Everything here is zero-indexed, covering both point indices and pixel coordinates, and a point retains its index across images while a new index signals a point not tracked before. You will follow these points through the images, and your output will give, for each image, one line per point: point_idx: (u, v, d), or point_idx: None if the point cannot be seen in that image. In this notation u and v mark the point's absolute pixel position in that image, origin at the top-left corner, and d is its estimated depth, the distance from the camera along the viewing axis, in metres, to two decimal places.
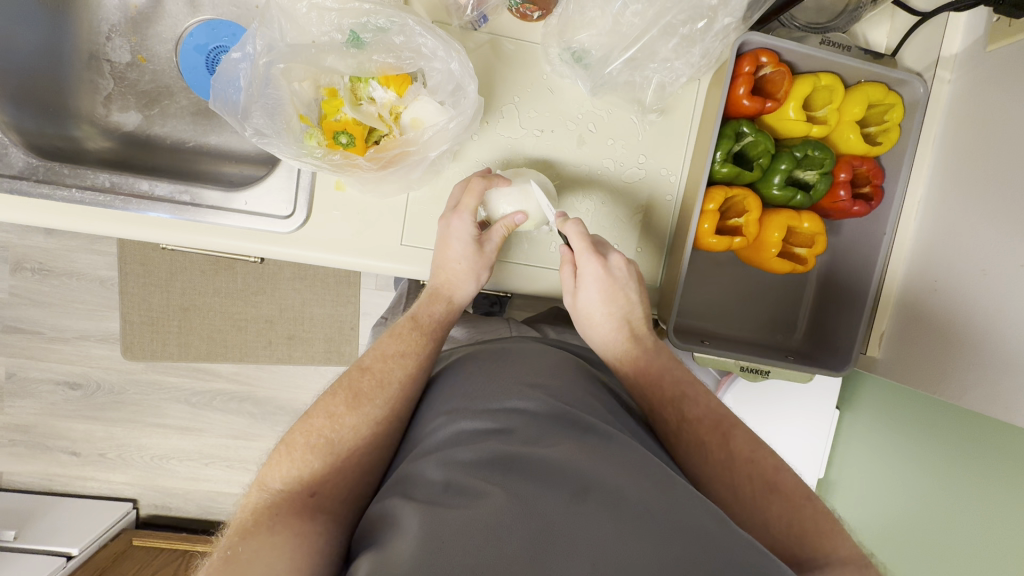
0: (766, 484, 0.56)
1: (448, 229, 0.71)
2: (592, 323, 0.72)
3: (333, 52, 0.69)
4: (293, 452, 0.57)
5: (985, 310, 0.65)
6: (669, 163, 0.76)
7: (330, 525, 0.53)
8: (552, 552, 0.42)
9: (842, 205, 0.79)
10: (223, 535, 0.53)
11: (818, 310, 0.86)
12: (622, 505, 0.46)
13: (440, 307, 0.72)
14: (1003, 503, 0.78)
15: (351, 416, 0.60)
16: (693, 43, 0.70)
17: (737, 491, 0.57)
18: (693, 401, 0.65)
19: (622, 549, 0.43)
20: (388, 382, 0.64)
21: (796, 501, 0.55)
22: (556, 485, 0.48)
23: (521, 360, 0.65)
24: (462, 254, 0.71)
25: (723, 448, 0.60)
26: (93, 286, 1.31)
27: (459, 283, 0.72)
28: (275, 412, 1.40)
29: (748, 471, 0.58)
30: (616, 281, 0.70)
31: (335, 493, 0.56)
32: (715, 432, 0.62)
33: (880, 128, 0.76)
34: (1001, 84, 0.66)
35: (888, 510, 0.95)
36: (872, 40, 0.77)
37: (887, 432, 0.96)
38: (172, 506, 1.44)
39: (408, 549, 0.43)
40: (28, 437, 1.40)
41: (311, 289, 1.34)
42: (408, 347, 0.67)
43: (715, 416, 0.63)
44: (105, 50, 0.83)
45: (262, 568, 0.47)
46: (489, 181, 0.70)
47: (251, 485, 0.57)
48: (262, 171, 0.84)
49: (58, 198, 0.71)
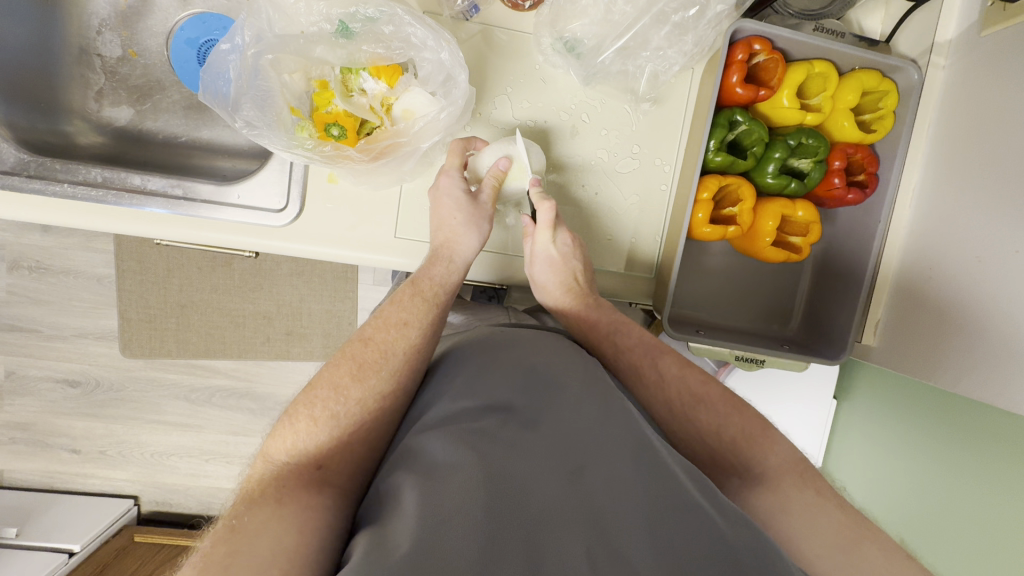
0: (692, 397, 0.65)
1: (438, 191, 0.71)
2: (544, 289, 0.73)
3: (322, 43, 0.69)
4: (298, 425, 0.57)
5: (981, 297, 0.65)
6: (663, 152, 0.76)
7: (337, 498, 0.53)
8: (550, 529, 0.44)
9: (837, 192, 0.78)
10: (227, 507, 0.53)
11: (814, 299, 0.85)
12: (618, 483, 0.47)
13: (440, 268, 0.69)
14: (1006, 491, 0.78)
15: (355, 388, 0.59)
16: (685, 31, 0.69)
17: (670, 403, 0.65)
18: (627, 333, 0.71)
19: (615, 524, 0.45)
20: (392, 353, 0.63)
21: (724, 412, 0.63)
22: (552, 463, 0.48)
23: (521, 340, 0.64)
24: (457, 207, 0.70)
25: (652, 368, 0.68)
26: (91, 283, 1.31)
27: (457, 238, 0.69)
28: (275, 408, 1.41)
29: (677, 385, 0.66)
30: (566, 258, 0.71)
31: (341, 467, 0.56)
32: (646, 358, 0.69)
33: (875, 115, 0.76)
34: (995, 70, 0.66)
35: (896, 498, 0.93)
36: (867, 27, 0.77)
37: (887, 420, 0.96)
38: (172, 502, 1.45)
39: (407, 528, 0.43)
40: (28, 435, 1.40)
41: (309, 285, 1.34)
42: (410, 317, 0.66)
43: (646, 342, 0.70)
44: (96, 45, 0.83)
45: (268, 539, 0.47)
46: (467, 143, 0.73)
47: (256, 457, 0.57)
48: (255, 165, 0.84)
49: (51, 192, 0.70)
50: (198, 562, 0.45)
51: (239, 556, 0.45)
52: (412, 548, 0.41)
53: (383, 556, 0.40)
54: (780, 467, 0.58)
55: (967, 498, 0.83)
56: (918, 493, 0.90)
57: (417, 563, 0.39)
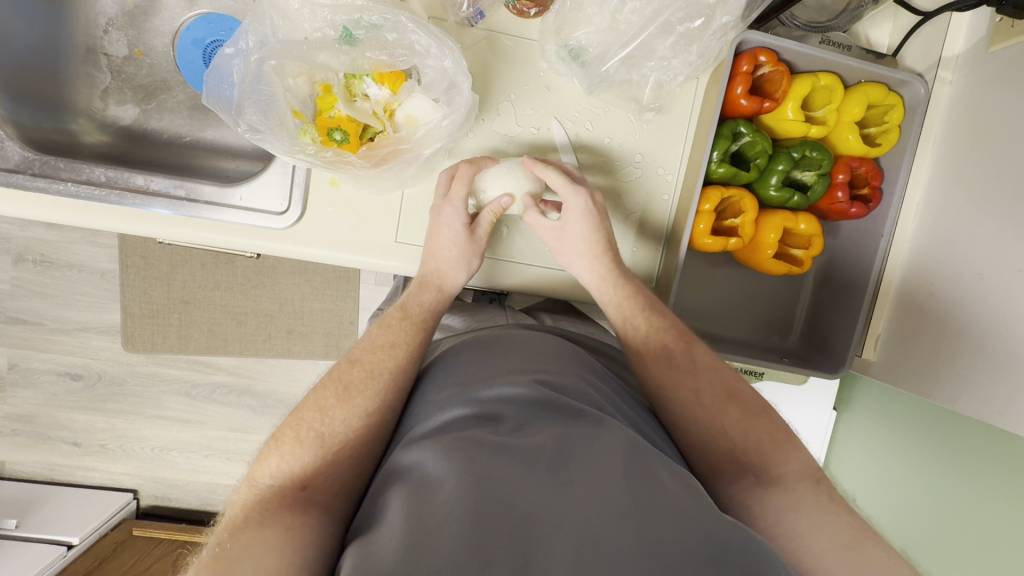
0: (724, 392, 0.64)
1: (439, 216, 0.70)
2: (578, 254, 0.71)
3: (326, 49, 0.68)
4: (282, 447, 0.57)
5: (984, 315, 0.65)
6: (665, 162, 0.75)
7: (321, 518, 0.52)
8: (539, 537, 0.43)
9: (840, 206, 0.78)
10: (213, 533, 0.53)
11: (816, 311, 0.85)
12: (607, 494, 0.47)
13: (429, 295, 0.70)
14: (1002, 510, 0.77)
15: (340, 408, 0.59)
16: (690, 42, 0.69)
17: (699, 393, 0.64)
18: (663, 315, 0.69)
19: (603, 525, 0.44)
20: (379, 372, 0.63)
21: (752, 414, 0.62)
22: (541, 472, 0.48)
23: (518, 348, 0.65)
24: (453, 241, 0.70)
25: (685, 352, 0.66)
26: (94, 278, 1.31)
27: (449, 271, 0.70)
28: (274, 406, 1.41)
29: (709, 378, 0.65)
30: (600, 214, 0.71)
31: (327, 486, 0.55)
32: (680, 343, 0.67)
33: (881, 128, 0.75)
34: (1002, 87, 0.66)
35: (904, 511, 0.91)
36: (874, 40, 0.77)
37: (892, 430, 0.94)
38: (171, 497, 1.46)
39: (392, 541, 0.44)
40: (29, 427, 1.41)
41: (311, 284, 1.34)
42: (398, 338, 0.66)
43: (680, 327, 0.68)
44: (102, 44, 0.83)
45: (251, 565, 0.47)
46: (477, 167, 0.71)
47: (242, 482, 0.57)
48: (258, 166, 0.84)
49: (54, 191, 0.71)
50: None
51: None
52: (395, 563, 0.41)
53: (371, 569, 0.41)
54: (800, 473, 0.58)
55: (967, 500, 0.81)
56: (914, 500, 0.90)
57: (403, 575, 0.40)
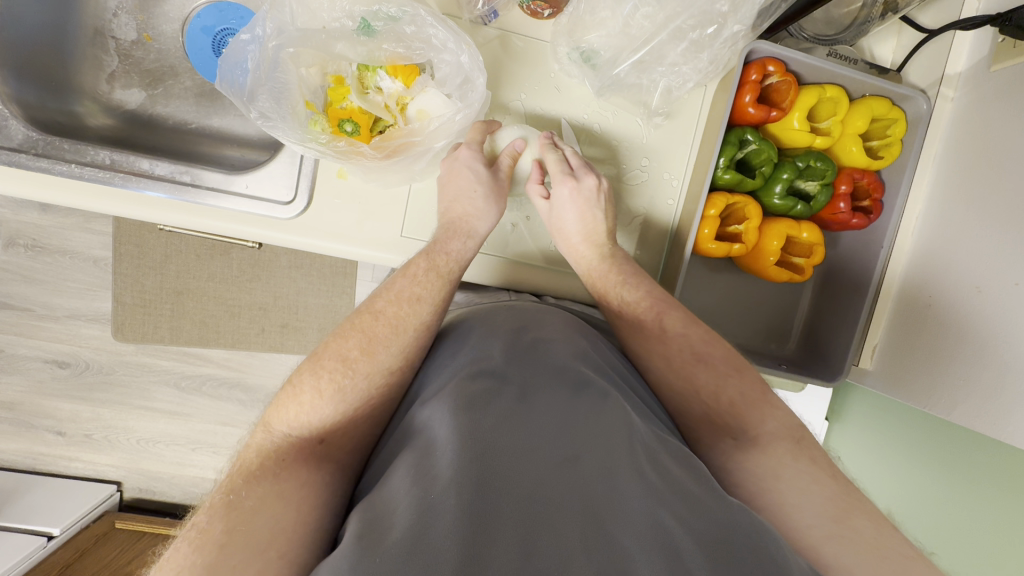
0: (694, 353, 0.64)
1: (455, 161, 0.70)
2: (566, 237, 0.71)
3: (343, 40, 0.69)
4: (302, 397, 0.57)
5: (985, 328, 0.65)
6: (671, 167, 0.76)
7: (334, 475, 0.55)
8: (542, 513, 0.43)
9: (842, 216, 0.80)
10: (226, 472, 0.54)
11: (814, 319, 0.86)
12: (613, 474, 0.47)
13: (457, 243, 0.67)
14: (1010, 508, 0.76)
15: (364, 361, 0.59)
16: (701, 49, 0.69)
17: (669, 357, 0.65)
18: (637, 284, 0.68)
19: (610, 509, 0.44)
20: (404, 327, 0.62)
21: (723, 372, 0.63)
22: (547, 444, 0.48)
23: (528, 317, 0.65)
24: (478, 181, 0.69)
25: (656, 320, 0.66)
26: (87, 265, 1.29)
27: (475, 215, 0.68)
28: (264, 400, 1.40)
29: (679, 343, 0.65)
30: (588, 202, 0.69)
31: (341, 443, 0.57)
32: (650, 312, 0.66)
33: (883, 142, 0.77)
34: (1006, 107, 0.66)
35: (925, 518, 0.88)
36: (878, 55, 0.80)
37: (896, 427, 0.93)
38: (156, 490, 1.44)
39: (399, 518, 0.43)
40: (14, 414, 1.38)
41: (307, 278, 1.31)
42: (423, 292, 0.64)
43: (654, 295, 0.68)
44: (111, 27, 0.83)
45: (267, 518, 0.48)
46: (489, 126, 0.73)
47: (257, 426, 0.58)
48: (263, 156, 0.84)
49: (57, 171, 0.70)
50: (196, 536, 0.46)
51: (237, 537, 0.46)
52: (400, 541, 0.40)
53: (376, 543, 0.41)
54: (775, 433, 0.58)
55: (972, 497, 0.81)
56: (918, 491, 0.89)
57: (405, 553, 0.39)
